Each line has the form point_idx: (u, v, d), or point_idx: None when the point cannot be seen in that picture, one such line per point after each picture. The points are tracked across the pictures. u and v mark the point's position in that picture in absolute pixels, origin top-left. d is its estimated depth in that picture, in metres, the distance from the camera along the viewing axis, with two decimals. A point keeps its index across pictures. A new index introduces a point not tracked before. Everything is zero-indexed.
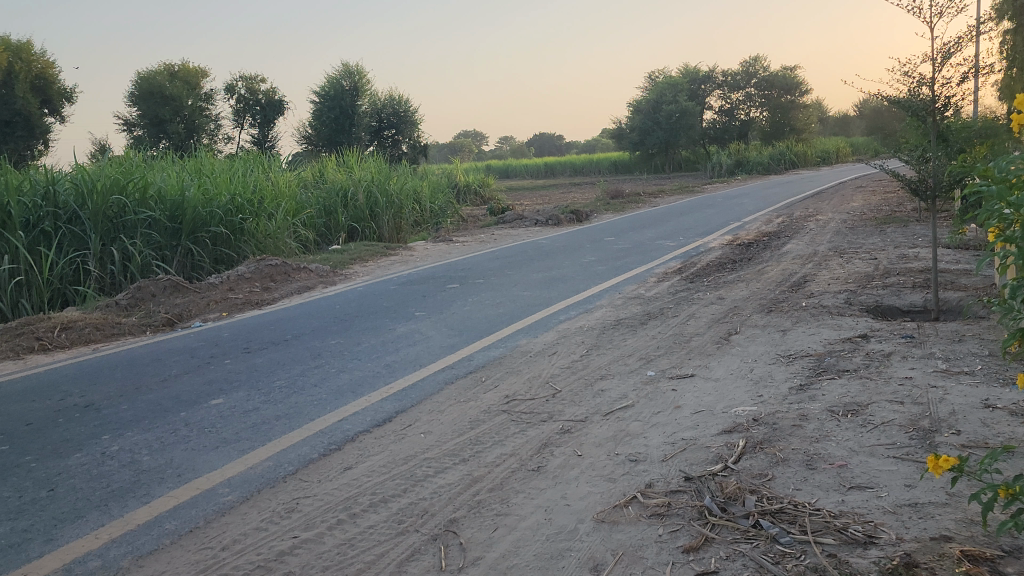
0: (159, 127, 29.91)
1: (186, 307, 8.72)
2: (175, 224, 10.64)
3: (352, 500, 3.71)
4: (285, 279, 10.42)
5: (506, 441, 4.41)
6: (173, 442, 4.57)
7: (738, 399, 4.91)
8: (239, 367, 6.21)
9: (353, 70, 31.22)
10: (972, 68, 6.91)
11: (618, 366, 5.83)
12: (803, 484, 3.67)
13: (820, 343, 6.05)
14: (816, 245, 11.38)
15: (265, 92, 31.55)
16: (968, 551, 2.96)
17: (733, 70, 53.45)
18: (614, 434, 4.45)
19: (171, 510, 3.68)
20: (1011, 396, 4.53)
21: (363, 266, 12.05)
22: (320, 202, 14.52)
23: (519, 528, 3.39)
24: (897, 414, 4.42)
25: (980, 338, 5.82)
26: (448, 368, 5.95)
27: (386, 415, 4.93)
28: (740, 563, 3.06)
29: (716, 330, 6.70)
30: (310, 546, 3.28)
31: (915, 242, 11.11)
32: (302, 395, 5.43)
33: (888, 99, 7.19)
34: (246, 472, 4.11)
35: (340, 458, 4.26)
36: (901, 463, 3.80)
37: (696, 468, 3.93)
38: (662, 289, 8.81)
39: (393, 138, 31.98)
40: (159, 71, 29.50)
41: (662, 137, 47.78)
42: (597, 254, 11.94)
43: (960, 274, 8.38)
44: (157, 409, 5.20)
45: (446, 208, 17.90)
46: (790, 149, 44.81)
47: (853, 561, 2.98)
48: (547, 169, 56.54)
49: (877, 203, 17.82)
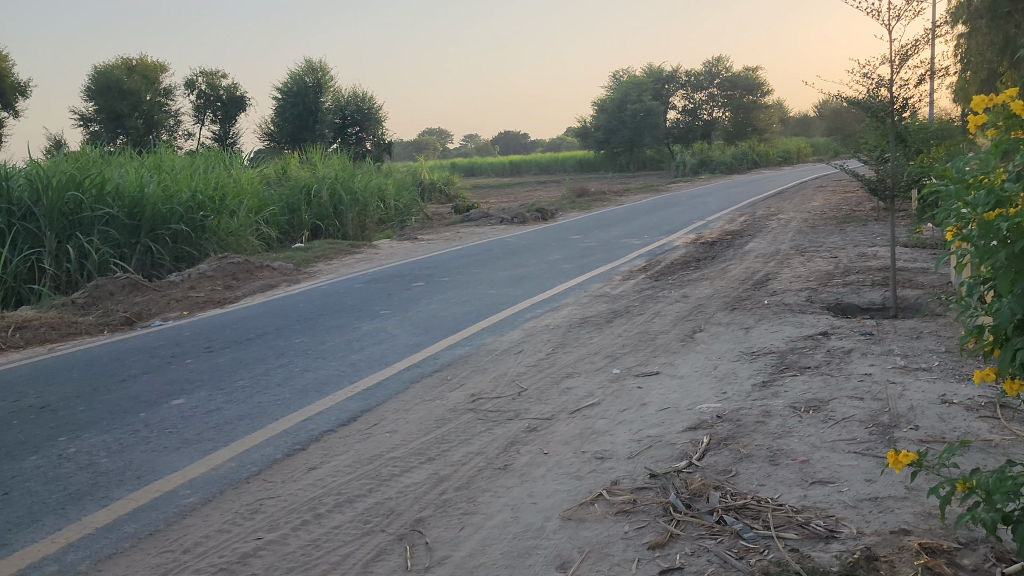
0: (117, 122, 29.31)
1: (146, 306, 8.57)
2: (134, 221, 10.42)
3: (317, 501, 3.67)
4: (247, 277, 10.28)
5: (473, 439, 4.40)
6: (132, 444, 4.48)
7: (703, 396, 4.96)
8: (201, 367, 6.12)
9: (317, 66, 30.78)
10: (929, 71, 7.06)
11: (584, 364, 5.84)
12: (766, 479, 3.71)
13: (783, 340, 6.13)
14: (778, 244, 11.55)
15: (226, 88, 31.07)
16: (927, 544, 3.02)
17: (696, 69, 54.11)
18: (580, 432, 4.46)
19: (131, 513, 3.61)
20: (967, 391, 4.65)
21: (328, 264, 11.96)
22: (283, 199, 14.39)
23: (486, 527, 3.38)
24: (857, 410, 4.50)
25: (937, 335, 5.95)
26: (414, 367, 5.92)
27: (351, 415, 4.89)
28: (706, 558, 3.08)
29: (682, 328, 6.76)
30: (274, 548, 3.24)
31: (874, 241, 11.34)
32: (266, 394, 5.37)
33: (847, 100, 7.30)
34: (207, 474, 4.04)
35: (304, 458, 4.22)
36: (861, 458, 3.86)
37: (662, 465, 3.96)
38: (628, 287, 8.85)
39: (357, 135, 31.50)
40: (116, 65, 29.04)
41: (627, 135, 48.11)
42: (564, 252, 12.01)
43: (918, 272, 8.56)
44: (115, 410, 5.10)
45: (410, 206, 17.91)
46: (753, 149, 45.43)
47: (815, 556, 3.02)
48: (513, 167, 56.48)
49: (838, 202, 18.15)
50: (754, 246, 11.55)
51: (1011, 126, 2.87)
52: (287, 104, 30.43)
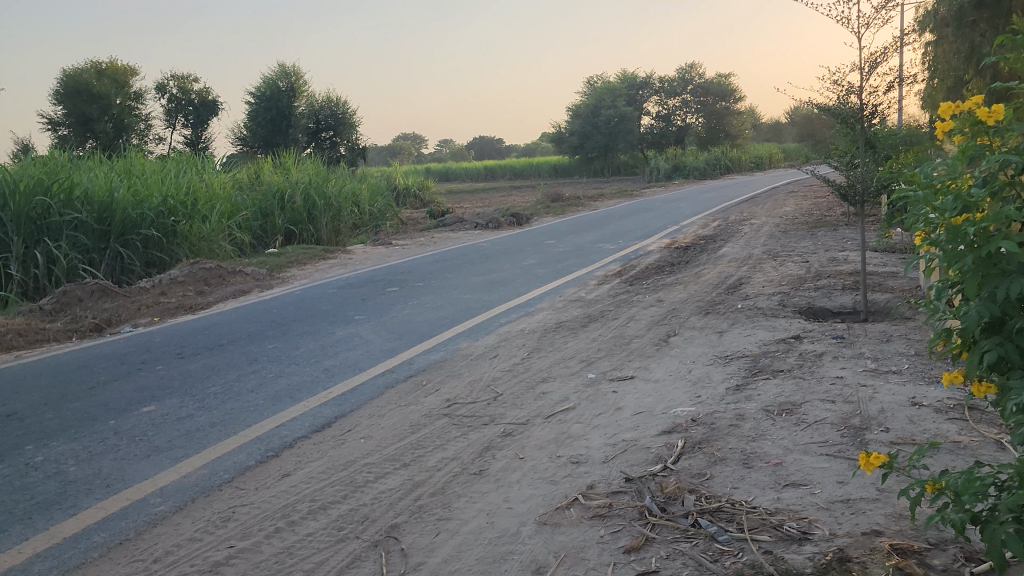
0: (86, 125, 28.91)
1: (115, 312, 8.46)
2: (103, 226, 10.28)
3: (291, 508, 3.63)
4: (219, 283, 10.18)
5: (448, 445, 4.38)
6: (101, 452, 4.41)
7: (677, 399, 4.99)
8: (172, 374, 6.04)
9: (290, 71, 30.69)
10: (897, 78, 7.16)
11: (559, 368, 5.85)
12: (740, 482, 3.74)
13: (756, 344, 6.19)
14: (750, 249, 11.64)
15: (198, 92, 30.78)
16: (897, 545, 3.06)
17: (669, 76, 54.48)
18: (555, 436, 4.46)
19: (100, 522, 3.55)
20: (935, 394, 4.71)
21: (301, 269, 11.88)
22: (256, 204, 14.24)
23: (462, 532, 3.37)
24: (829, 413, 4.54)
25: (907, 338, 6.03)
26: (389, 372, 5.90)
27: (325, 421, 4.85)
28: (680, 562, 3.09)
29: (656, 333, 6.79)
30: (247, 556, 3.20)
31: (844, 245, 11.47)
32: (239, 401, 5.31)
33: (818, 106, 7.39)
34: (179, 482, 3.98)
35: (277, 465, 4.17)
36: (834, 460, 3.90)
37: (637, 468, 3.97)
38: (602, 292, 8.87)
39: (331, 140, 31.29)
40: (86, 68, 28.71)
41: (602, 140, 48.25)
42: (538, 257, 12.02)
43: (887, 277, 8.68)
44: (83, 418, 5.01)
45: (385, 212, 17.86)
46: (725, 154, 45.80)
47: (788, 558, 3.04)
48: (487, 172, 56.23)
49: (809, 207, 18.36)
50: (727, 250, 11.62)
51: (975, 133, 2.92)
52: (260, 108, 30.21)
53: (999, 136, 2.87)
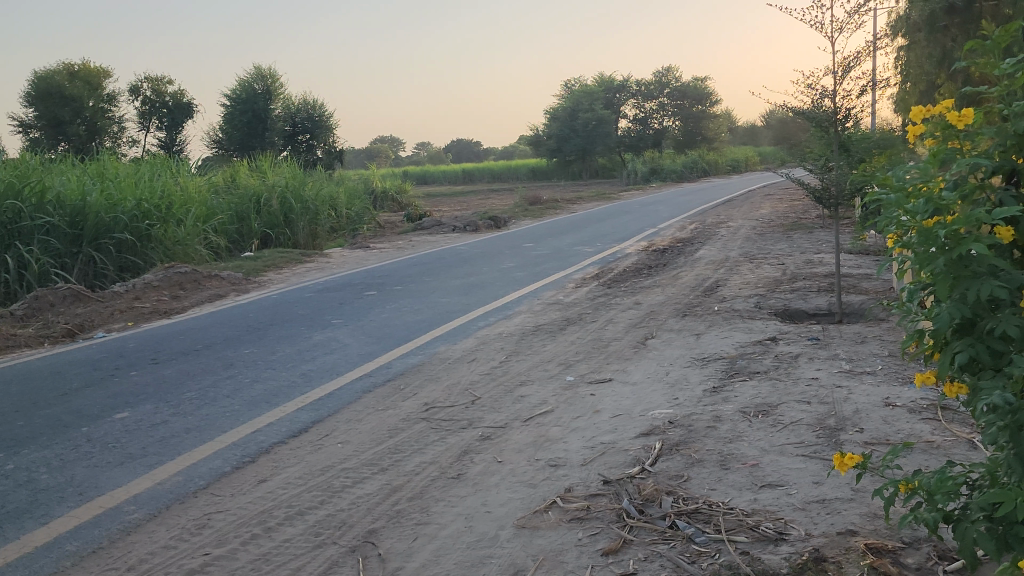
0: (58, 128, 28.56)
1: (88, 317, 8.35)
2: (76, 230, 10.16)
3: (267, 514, 3.60)
4: (195, 287, 10.08)
5: (426, 449, 4.37)
6: (73, 460, 4.35)
7: (655, 401, 5.02)
8: (146, 379, 5.97)
9: (266, 73, 30.51)
10: (870, 82, 7.25)
11: (537, 372, 5.85)
12: (717, 484, 3.76)
13: (733, 346, 6.23)
14: (727, 251, 11.72)
15: (173, 95, 30.51)
16: (872, 544, 3.09)
17: (646, 79, 54.76)
18: (534, 439, 4.46)
19: (72, 530, 3.50)
20: (909, 395, 4.77)
21: (278, 273, 11.79)
22: (232, 207, 14.12)
23: (440, 537, 3.36)
24: (805, 414, 4.58)
25: (881, 339, 6.11)
26: (367, 376, 5.87)
27: (302, 426, 4.81)
28: (658, 563, 3.10)
29: (634, 335, 6.82)
30: (222, 563, 3.17)
31: (820, 248, 11.58)
32: (215, 406, 5.26)
33: (793, 110, 7.47)
34: (153, 489, 3.94)
35: (253, 471, 4.14)
36: (809, 461, 3.93)
37: (615, 471, 3.98)
38: (580, 295, 8.90)
39: (307, 143, 31.15)
40: (58, 71, 28.42)
41: (580, 143, 48.30)
42: (517, 260, 12.02)
43: (862, 279, 8.79)
44: (56, 425, 4.94)
45: (363, 215, 17.79)
46: (702, 158, 46.10)
47: (764, 558, 3.06)
48: (466, 175, 56.13)
49: (784, 209, 18.52)
50: (704, 253, 11.69)
51: (946, 137, 2.98)
52: (235, 110, 29.99)
53: (969, 140, 2.92)
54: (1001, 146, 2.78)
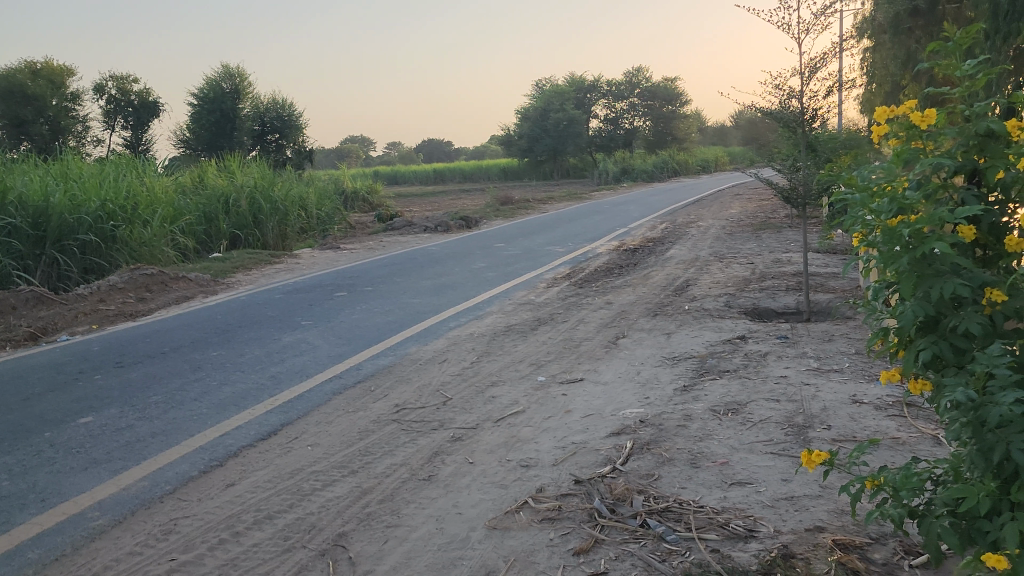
0: (19, 127, 28.01)
1: (51, 320, 8.21)
2: (38, 232, 9.99)
3: (235, 518, 3.55)
4: (161, 289, 9.94)
5: (396, 451, 4.34)
6: (36, 466, 4.26)
7: (626, 401, 5.03)
8: (111, 383, 5.87)
9: (234, 72, 30.31)
10: (836, 83, 7.34)
11: (508, 372, 5.83)
12: (687, 482, 3.77)
13: (703, 344, 6.28)
14: (697, 251, 11.79)
15: (138, 94, 30.05)
16: (840, 540, 3.12)
17: (616, 80, 54.98)
18: (505, 440, 4.45)
19: (34, 538, 3.43)
20: (875, 392, 4.83)
21: (246, 274, 11.66)
22: (200, 208, 13.92)
23: (411, 539, 3.34)
24: (773, 412, 4.62)
25: (847, 337, 6.18)
26: (336, 378, 5.82)
27: (271, 429, 4.76)
28: (629, 562, 3.11)
29: (605, 335, 6.83)
30: (189, 569, 3.12)
31: (788, 247, 11.70)
32: (182, 410, 5.19)
33: (761, 110, 7.54)
34: (118, 494, 3.87)
35: (221, 475, 4.08)
36: (778, 458, 3.96)
37: (586, 470, 3.98)
38: (551, 295, 8.89)
39: (277, 143, 30.71)
40: (19, 69, 27.89)
41: (551, 143, 48.27)
42: (488, 260, 12.00)
43: (829, 278, 8.89)
44: (17, 430, 4.84)
45: (333, 215, 17.65)
46: (672, 158, 46.40)
47: (735, 556, 3.08)
48: (436, 175, 55.69)
49: (754, 208, 18.68)
50: (674, 253, 11.76)
51: (910, 137, 3.00)
52: (203, 109, 29.61)
53: (932, 141, 2.95)
54: (963, 147, 2.85)
